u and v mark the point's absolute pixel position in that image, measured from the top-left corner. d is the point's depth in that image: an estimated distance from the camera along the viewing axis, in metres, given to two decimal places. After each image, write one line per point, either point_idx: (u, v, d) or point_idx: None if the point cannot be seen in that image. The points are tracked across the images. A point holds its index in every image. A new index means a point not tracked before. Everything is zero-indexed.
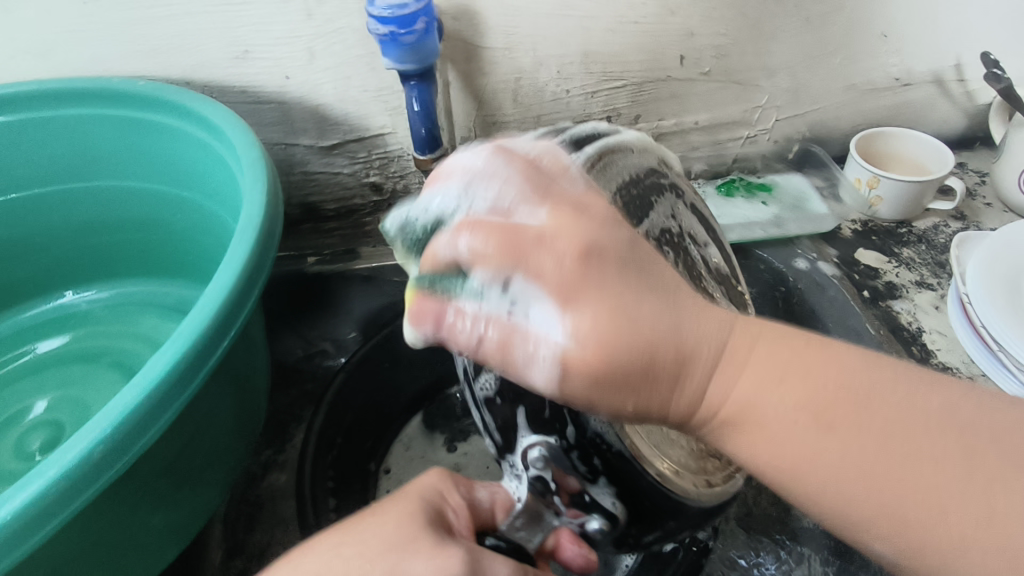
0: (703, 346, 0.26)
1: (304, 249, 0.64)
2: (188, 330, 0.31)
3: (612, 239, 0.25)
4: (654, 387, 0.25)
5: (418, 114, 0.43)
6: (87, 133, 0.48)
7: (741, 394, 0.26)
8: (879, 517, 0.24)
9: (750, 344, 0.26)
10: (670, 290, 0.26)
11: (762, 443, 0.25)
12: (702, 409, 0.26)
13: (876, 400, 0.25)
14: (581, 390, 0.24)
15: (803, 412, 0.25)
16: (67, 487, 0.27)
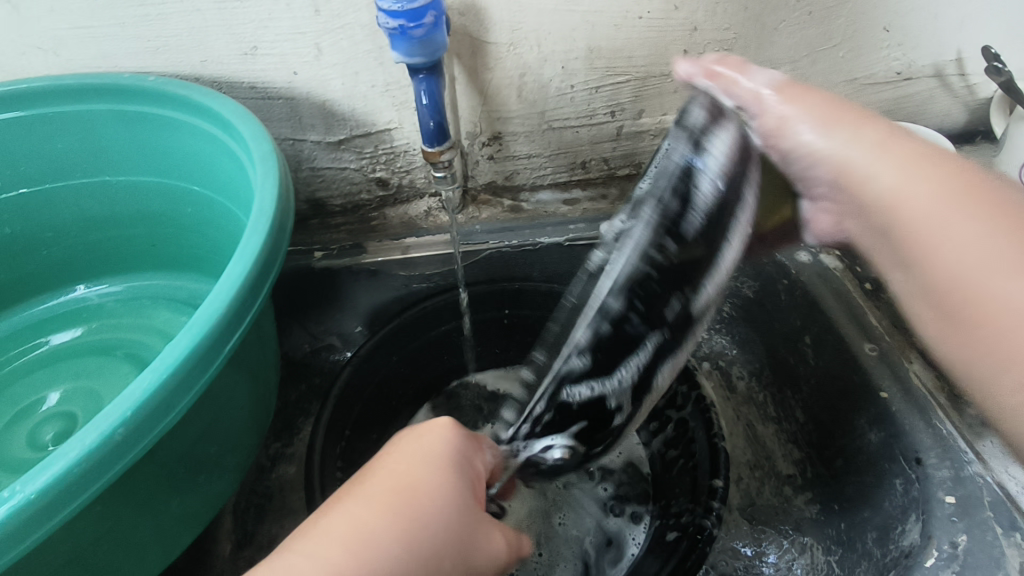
0: (894, 177, 0.36)
1: (310, 242, 0.62)
2: (204, 317, 0.32)
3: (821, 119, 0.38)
4: (878, 167, 0.36)
5: (425, 108, 0.44)
6: (98, 128, 0.48)
7: (915, 171, 0.35)
8: (962, 276, 0.32)
9: (925, 157, 0.36)
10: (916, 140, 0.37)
11: (934, 222, 0.34)
12: (888, 207, 0.36)
13: (986, 202, 0.33)
14: (899, 181, 0.35)
15: (967, 205, 0.33)
16: (89, 469, 0.27)
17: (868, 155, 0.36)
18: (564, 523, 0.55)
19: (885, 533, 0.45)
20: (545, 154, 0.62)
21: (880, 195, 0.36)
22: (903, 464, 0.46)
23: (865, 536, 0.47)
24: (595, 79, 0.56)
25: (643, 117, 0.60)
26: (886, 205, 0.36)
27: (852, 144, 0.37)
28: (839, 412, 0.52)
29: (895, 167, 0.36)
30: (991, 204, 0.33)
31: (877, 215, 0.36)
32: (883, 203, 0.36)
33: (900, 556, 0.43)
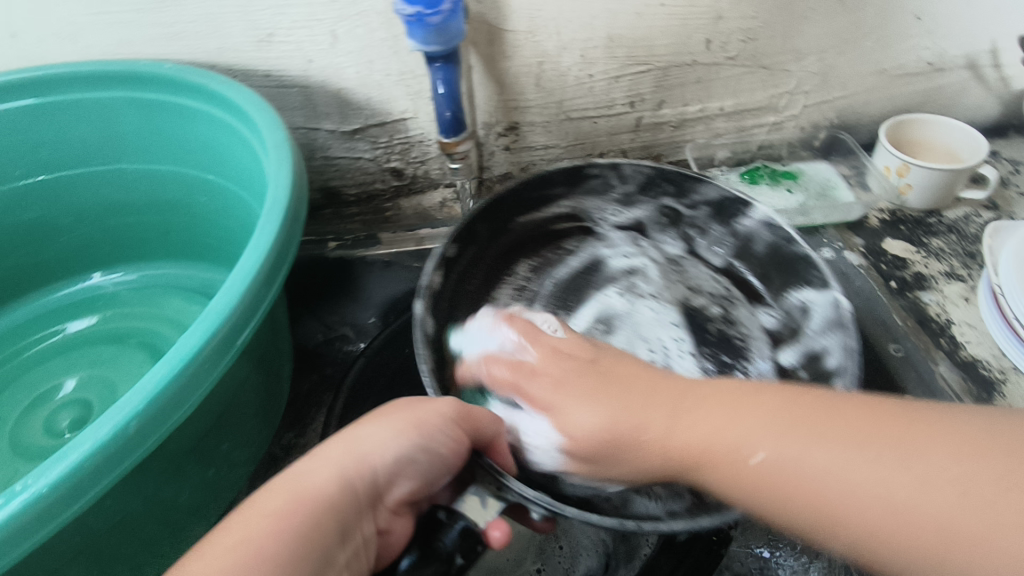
0: (648, 423, 0.34)
1: (324, 234, 0.64)
2: (219, 307, 0.32)
3: (589, 428, 0.36)
4: (658, 423, 0.34)
5: (442, 98, 0.43)
6: (113, 116, 0.48)
7: (713, 419, 0.33)
8: (833, 512, 0.28)
9: (656, 391, 0.36)
10: (635, 374, 0.38)
11: (772, 470, 0.30)
12: (666, 454, 0.34)
13: (839, 414, 0.30)
14: (678, 416, 0.34)
15: (762, 424, 0.31)
16: (102, 462, 0.27)
17: (570, 399, 0.37)
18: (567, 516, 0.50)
19: None
20: (561, 145, 0.61)
21: (657, 439, 0.34)
22: None
23: None
24: (615, 69, 0.55)
25: (664, 108, 0.59)
26: (664, 447, 0.34)
27: (586, 407, 0.36)
28: None
29: (601, 413, 0.36)
30: (732, 405, 0.33)
31: (656, 462, 0.34)
32: (658, 449, 0.34)
33: None
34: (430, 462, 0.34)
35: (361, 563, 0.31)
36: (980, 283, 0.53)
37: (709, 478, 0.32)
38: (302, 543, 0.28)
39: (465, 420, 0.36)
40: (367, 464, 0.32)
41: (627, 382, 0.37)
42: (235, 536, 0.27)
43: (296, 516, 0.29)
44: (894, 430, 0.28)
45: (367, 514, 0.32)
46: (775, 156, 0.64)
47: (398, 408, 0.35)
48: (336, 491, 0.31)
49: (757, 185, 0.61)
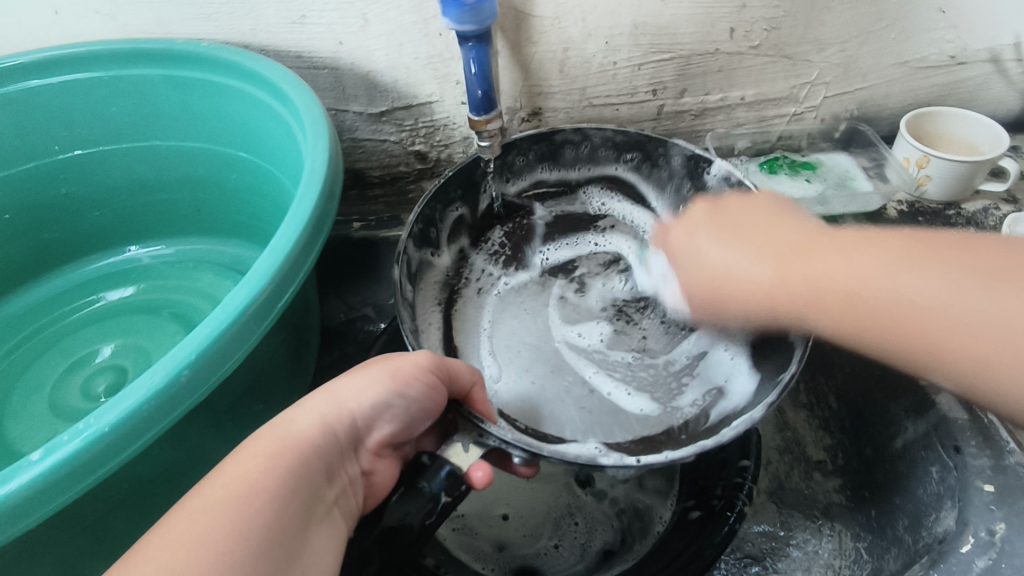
0: (773, 274, 0.40)
1: (350, 214, 0.66)
2: (262, 269, 0.33)
3: (755, 274, 0.41)
4: (778, 266, 0.40)
5: (474, 76, 0.45)
6: (151, 93, 0.50)
7: (822, 260, 0.40)
8: (940, 343, 0.35)
9: (773, 236, 0.42)
10: (783, 214, 0.44)
11: (885, 299, 0.37)
12: (771, 300, 0.40)
13: (946, 254, 0.37)
14: (782, 261, 0.41)
15: (883, 260, 0.38)
16: (158, 408, 0.28)
17: (723, 244, 0.44)
18: (581, 497, 0.51)
19: (917, 521, 0.45)
20: None
21: (769, 285, 0.40)
22: (942, 453, 0.45)
23: (895, 523, 0.47)
24: (639, 56, 0.55)
25: (685, 96, 0.60)
26: (773, 292, 0.40)
27: (745, 258, 0.42)
28: (875, 402, 0.51)
29: (778, 263, 0.41)
30: (882, 248, 0.39)
31: (765, 304, 0.41)
32: (767, 298, 0.41)
33: (933, 542, 0.43)
34: (408, 408, 0.35)
35: (351, 499, 0.34)
36: None
37: (817, 321, 0.39)
38: (292, 480, 0.30)
39: (440, 369, 0.37)
40: (347, 411, 0.34)
41: (744, 219, 0.44)
42: (227, 476, 0.29)
43: (284, 457, 0.30)
44: (978, 262, 0.36)
45: (351, 456, 0.34)
46: (795, 147, 0.65)
47: (375, 360, 0.36)
48: (319, 434, 0.32)
49: (776, 175, 0.62)
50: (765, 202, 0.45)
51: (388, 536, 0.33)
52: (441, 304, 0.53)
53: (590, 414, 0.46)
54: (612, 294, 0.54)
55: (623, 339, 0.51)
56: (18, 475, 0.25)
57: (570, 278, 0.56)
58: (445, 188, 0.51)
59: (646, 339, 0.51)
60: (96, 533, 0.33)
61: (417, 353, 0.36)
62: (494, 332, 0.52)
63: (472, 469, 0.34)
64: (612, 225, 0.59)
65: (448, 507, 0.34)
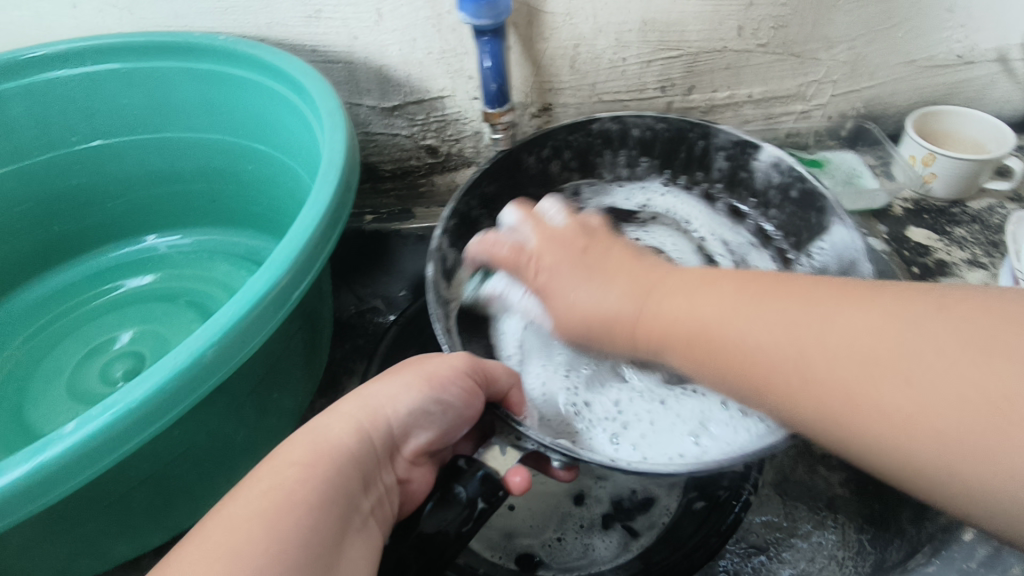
0: (627, 312, 0.35)
1: (363, 206, 0.68)
2: (282, 255, 0.34)
3: (582, 301, 0.37)
4: (641, 307, 0.35)
5: (488, 70, 0.46)
6: (169, 85, 0.51)
7: (685, 295, 0.34)
8: (845, 404, 0.27)
9: (614, 269, 0.37)
10: (617, 250, 0.39)
11: (784, 352, 0.29)
12: (634, 327, 0.35)
13: (786, 289, 0.31)
14: (613, 303, 0.36)
15: (801, 313, 0.29)
16: (183, 384, 0.29)
17: (582, 286, 0.37)
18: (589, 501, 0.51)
19: (920, 512, 0.46)
20: None
21: (624, 324, 0.35)
22: None
23: (899, 515, 0.48)
24: (648, 53, 0.56)
25: (694, 93, 0.60)
26: (640, 330, 0.35)
27: (598, 292, 0.36)
28: None
29: (637, 293, 0.35)
30: (750, 286, 0.32)
31: (629, 331, 0.35)
32: (626, 333, 0.35)
33: (936, 531, 0.44)
34: (443, 414, 0.36)
35: (386, 508, 0.33)
36: (1002, 271, 0.54)
37: (670, 358, 0.34)
38: (331, 484, 0.30)
39: (475, 373, 0.37)
40: (383, 416, 0.34)
41: (614, 252, 0.39)
42: (265, 484, 0.29)
43: (321, 462, 0.31)
44: (829, 298, 0.30)
45: (386, 464, 0.34)
46: (801, 145, 0.65)
47: (408, 365, 0.37)
48: (354, 442, 0.32)
49: None
50: (611, 241, 0.40)
51: (424, 543, 0.32)
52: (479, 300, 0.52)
53: (643, 413, 0.45)
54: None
55: None
56: (53, 446, 0.26)
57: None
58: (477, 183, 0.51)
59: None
60: (121, 510, 0.35)
61: (453, 356, 0.37)
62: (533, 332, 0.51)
63: (511, 474, 0.34)
64: (652, 217, 0.60)
65: (485, 513, 0.33)
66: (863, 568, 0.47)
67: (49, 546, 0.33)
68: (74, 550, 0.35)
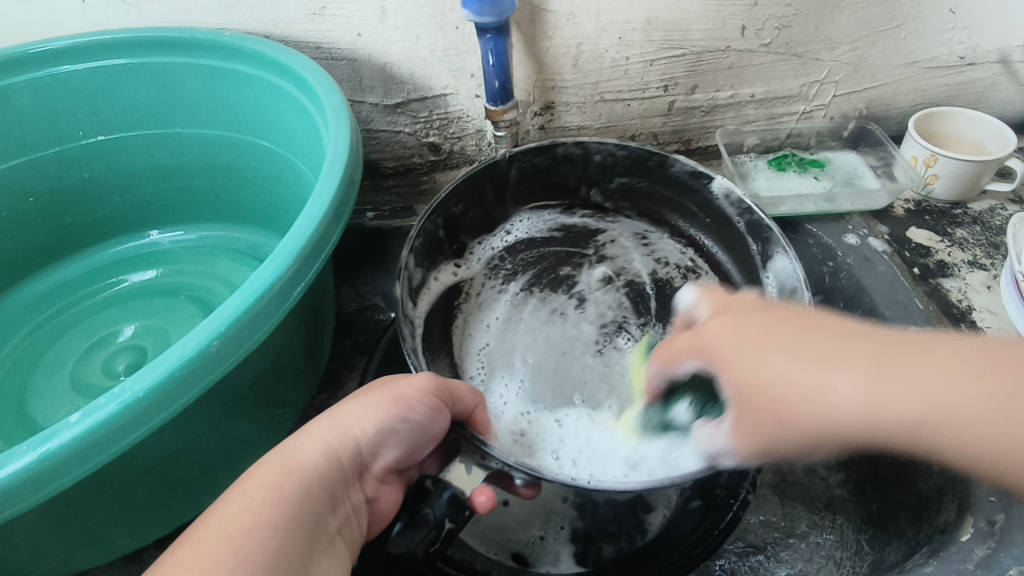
0: (832, 405, 0.29)
1: (363, 203, 0.68)
2: (288, 249, 0.34)
3: (758, 375, 0.32)
4: (848, 400, 0.29)
5: (491, 67, 0.46)
6: (174, 80, 0.51)
7: (895, 377, 0.28)
8: None
9: (782, 329, 0.33)
10: (783, 319, 0.33)
11: (1018, 439, 0.26)
12: (869, 422, 0.29)
13: (1011, 357, 0.28)
14: (807, 389, 0.30)
15: (990, 376, 0.27)
16: (189, 375, 0.29)
17: (801, 367, 0.30)
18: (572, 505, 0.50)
19: (920, 514, 0.47)
20: (594, 126, 0.63)
21: (829, 421, 0.29)
22: None
23: (897, 518, 0.48)
24: (651, 52, 0.56)
25: (696, 92, 0.60)
26: (841, 426, 0.29)
27: (778, 366, 0.31)
28: None
29: (865, 373, 0.29)
30: (948, 354, 0.28)
31: (864, 435, 0.29)
32: (820, 420, 0.29)
33: (935, 532, 0.44)
34: (411, 433, 0.35)
35: (354, 527, 0.33)
36: (1003, 272, 0.55)
37: (908, 441, 0.28)
38: (297, 507, 0.30)
39: (442, 391, 0.37)
40: (351, 438, 0.34)
41: (802, 322, 0.33)
42: (233, 507, 0.29)
43: (288, 484, 0.31)
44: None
45: (355, 483, 0.34)
46: (802, 145, 0.65)
47: (377, 386, 0.36)
48: (323, 462, 0.32)
49: (784, 172, 0.63)
50: (773, 308, 0.35)
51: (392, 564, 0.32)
52: (439, 316, 0.53)
53: (589, 435, 0.45)
54: (611, 310, 0.54)
55: (619, 357, 0.51)
56: (60, 434, 0.26)
57: (570, 293, 0.55)
58: (445, 204, 0.52)
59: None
60: (124, 501, 0.35)
61: (416, 376, 0.37)
62: (492, 350, 0.51)
63: (474, 495, 0.35)
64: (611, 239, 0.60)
65: (452, 533, 0.33)
66: (860, 568, 0.47)
67: (55, 537, 0.33)
68: (77, 541, 0.35)
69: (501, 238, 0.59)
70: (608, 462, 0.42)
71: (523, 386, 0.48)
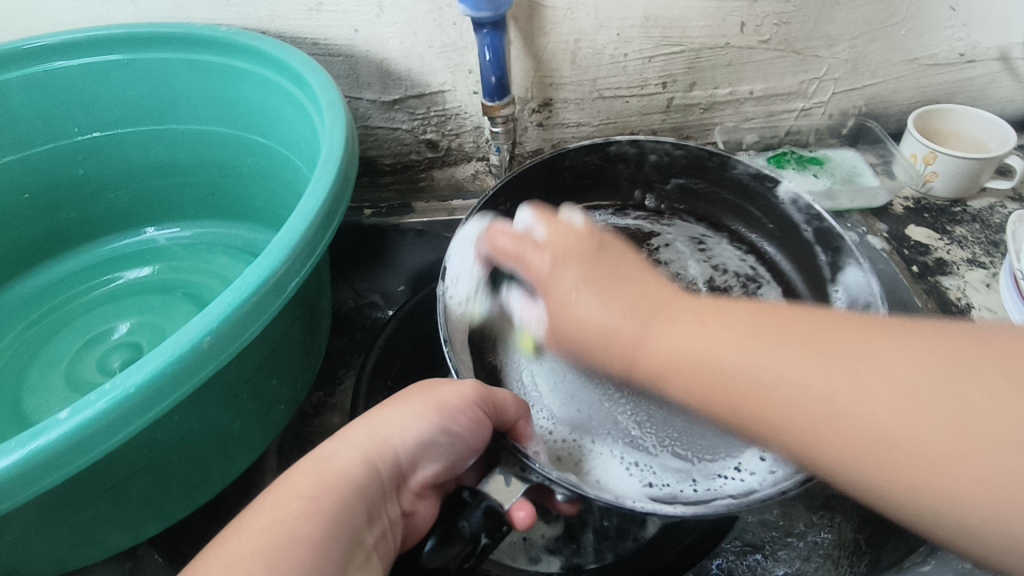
0: (631, 339, 0.34)
1: (361, 201, 0.67)
2: (282, 243, 0.34)
3: (583, 309, 0.36)
4: (648, 333, 0.34)
5: (488, 63, 0.46)
6: (169, 76, 0.51)
7: (692, 327, 0.33)
8: (863, 441, 0.27)
9: (613, 270, 0.38)
10: (614, 257, 0.39)
11: (791, 389, 0.29)
12: (653, 359, 0.33)
13: (801, 324, 0.31)
14: (607, 317, 0.35)
15: (813, 358, 0.29)
16: (181, 371, 0.29)
17: (602, 304, 0.36)
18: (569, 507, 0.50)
19: None
20: (593, 123, 0.63)
21: (628, 347, 0.34)
22: None
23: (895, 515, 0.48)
24: (649, 49, 0.56)
25: (695, 89, 0.60)
26: (636, 355, 0.34)
27: (587, 301, 0.36)
28: None
29: (727, 333, 0.32)
30: (744, 315, 0.33)
31: (696, 378, 0.32)
32: (624, 353, 0.34)
33: None
34: (450, 442, 0.35)
35: (389, 541, 0.33)
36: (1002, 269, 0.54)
37: (671, 388, 0.33)
38: (335, 518, 0.30)
39: (486, 403, 0.36)
40: (390, 447, 0.34)
41: (624, 272, 0.38)
42: (269, 518, 0.29)
43: (325, 493, 0.31)
44: (854, 335, 0.30)
45: (392, 496, 0.34)
46: (801, 142, 0.65)
47: (417, 391, 0.36)
48: (360, 472, 0.32)
49: (783, 169, 0.62)
50: (607, 249, 0.40)
51: None
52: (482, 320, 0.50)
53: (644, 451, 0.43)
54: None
55: None
56: (49, 431, 0.26)
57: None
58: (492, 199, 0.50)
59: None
60: (117, 498, 0.34)
61: (460, 386, 0.36)
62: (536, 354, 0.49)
63: (513, 509, 0.33)
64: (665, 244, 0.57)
65: (488, 548, 0.32)
66: (858, 567, 0.47)
67: (47, 534, 0.33)
68: (69, 538, 0.34)
69: None
70: (657, 478, 0.41)
71: (565, 390, 0.46)
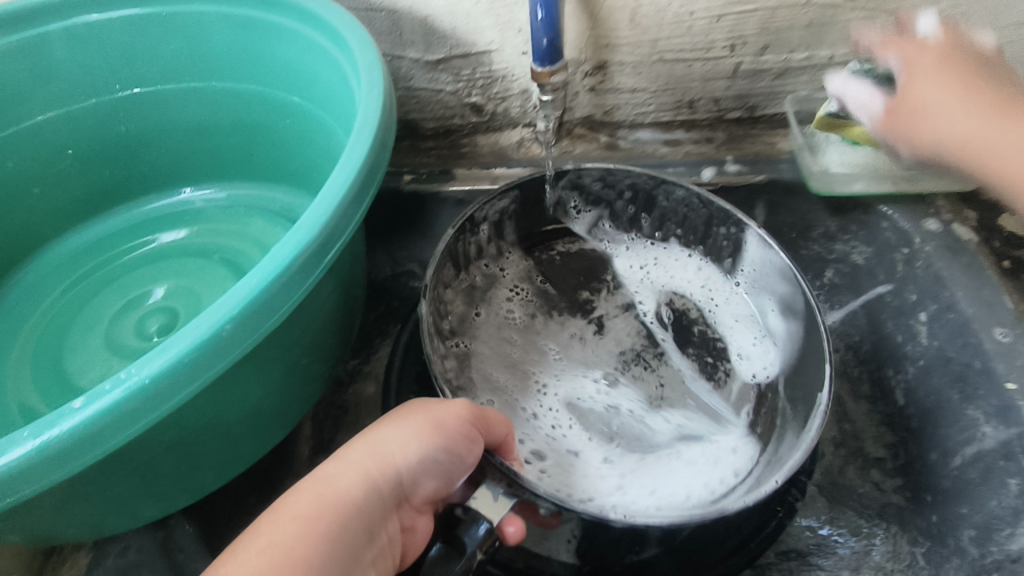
0: (960, 134, 0.44)
1: (400, 165, 0.63)
2: (311, 221, 0.31)
3: (947, 121, 0.45)
4: (970, 125, 0.44)
5: (540, 23, 0.42)
6: (205, 32, 0.49)
7: (961, 114, 0.44)
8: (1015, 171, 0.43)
9: (949, 74, 0.45)
10: (994, 82, 0.45)
11: (1013, 154, 0.43)
12: (960, 135, 0.44)
13: None
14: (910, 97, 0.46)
15: None
16: (201, 359, 0.28)
17: (941, 93, 0.45)
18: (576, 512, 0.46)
19: (985, 532, 0.43)
20: (650, 89, 0.57)
21: (950, 134, 0.45)
22: None
23: (957, 531, 0.44)
24: (719, 7, 0.51)
25: (767, 53, 0.54)
26: (954, 143, 0.45)
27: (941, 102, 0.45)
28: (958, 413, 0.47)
29: (982, 114, 0.44)
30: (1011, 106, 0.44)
31: (942, 151, 0.45)
32: (957, 139, 0.45)
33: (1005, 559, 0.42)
34: (451, 463, 0.35)
35: (388, 558, 0.33)
36: None
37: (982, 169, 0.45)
38: (333, 542, 0.30)
39: (478, 421, 0.36)
40: (390, 465, 0.33)
41: (980, 81, 0.45)
42: (265, 539, 0.29)
43: (325, 517, 0.30)
44: None
45: (392, 513, 0.34)
46: None
47: (415, 408, 0.35)
48: (361, 493, 0.32)
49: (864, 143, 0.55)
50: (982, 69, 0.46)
51: None
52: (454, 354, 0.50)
53: (619, 473, 0.44)
54: (630, 338, 0.53)
55: (639, 385, 0.50)
56: (63, 420, 0.25)
57: (588, 318, 0.54)
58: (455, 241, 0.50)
59: (665, 390, 0.50)
60: (144, 476, 0.34)
61: (453, 405, 0.35)
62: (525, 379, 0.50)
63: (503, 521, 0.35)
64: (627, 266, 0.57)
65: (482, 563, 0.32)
66: None
67: (75, 509, 0.33)
68: (98, 512, 0.35)
69: (513, 271, 0.56)
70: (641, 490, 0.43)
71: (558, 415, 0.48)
